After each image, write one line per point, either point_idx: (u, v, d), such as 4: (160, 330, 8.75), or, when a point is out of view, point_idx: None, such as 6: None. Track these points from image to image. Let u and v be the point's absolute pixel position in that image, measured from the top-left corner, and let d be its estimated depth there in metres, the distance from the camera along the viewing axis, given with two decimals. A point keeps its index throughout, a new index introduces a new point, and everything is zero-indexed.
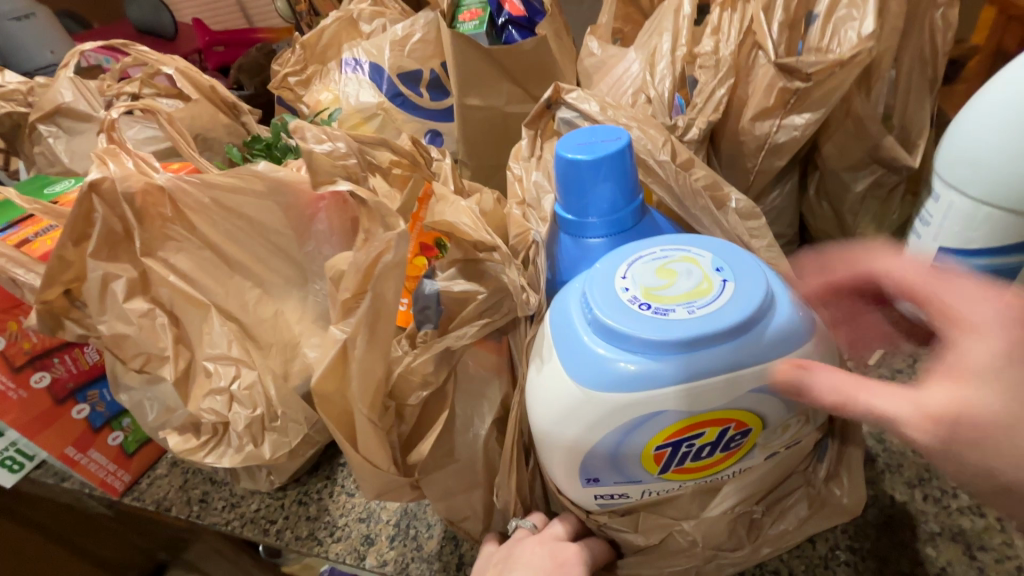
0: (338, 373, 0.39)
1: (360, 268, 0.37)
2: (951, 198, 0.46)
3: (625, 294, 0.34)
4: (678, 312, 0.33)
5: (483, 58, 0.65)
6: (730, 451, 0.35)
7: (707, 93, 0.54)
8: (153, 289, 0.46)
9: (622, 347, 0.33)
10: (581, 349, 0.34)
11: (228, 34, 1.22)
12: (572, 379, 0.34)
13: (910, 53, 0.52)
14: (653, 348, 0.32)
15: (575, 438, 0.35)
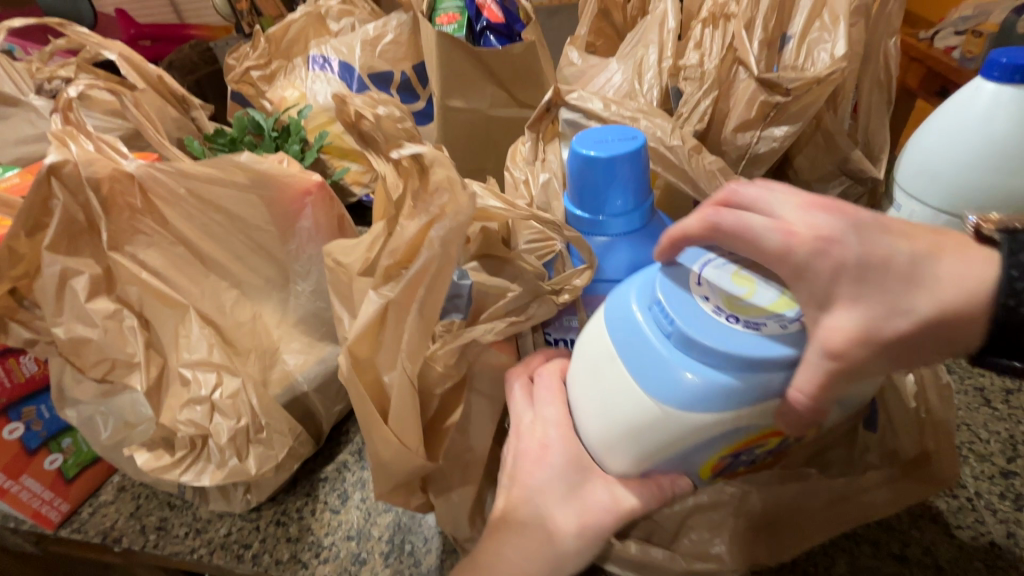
0: (372, 337, 0.37)
1: (410, 234, 0.36)
2: (912, 207, 0.50)
3: (708, 304, 0.32)
4: (768, 326, 0.31)
5: (469, 60, 0.65)
6: (778, 448, 0.37)
7: (692, 103, 0.57)
8: (119, 288, 0.41)
9: (700, 361, 0.31)
10: (660, 360, 0.31)
11: (157, 29, 1.15)
12: (645, 392, 0.32)
13: (869, 77, 0.57)
14: (743, 370, 0.30)
15: (637, 445, 0.34)
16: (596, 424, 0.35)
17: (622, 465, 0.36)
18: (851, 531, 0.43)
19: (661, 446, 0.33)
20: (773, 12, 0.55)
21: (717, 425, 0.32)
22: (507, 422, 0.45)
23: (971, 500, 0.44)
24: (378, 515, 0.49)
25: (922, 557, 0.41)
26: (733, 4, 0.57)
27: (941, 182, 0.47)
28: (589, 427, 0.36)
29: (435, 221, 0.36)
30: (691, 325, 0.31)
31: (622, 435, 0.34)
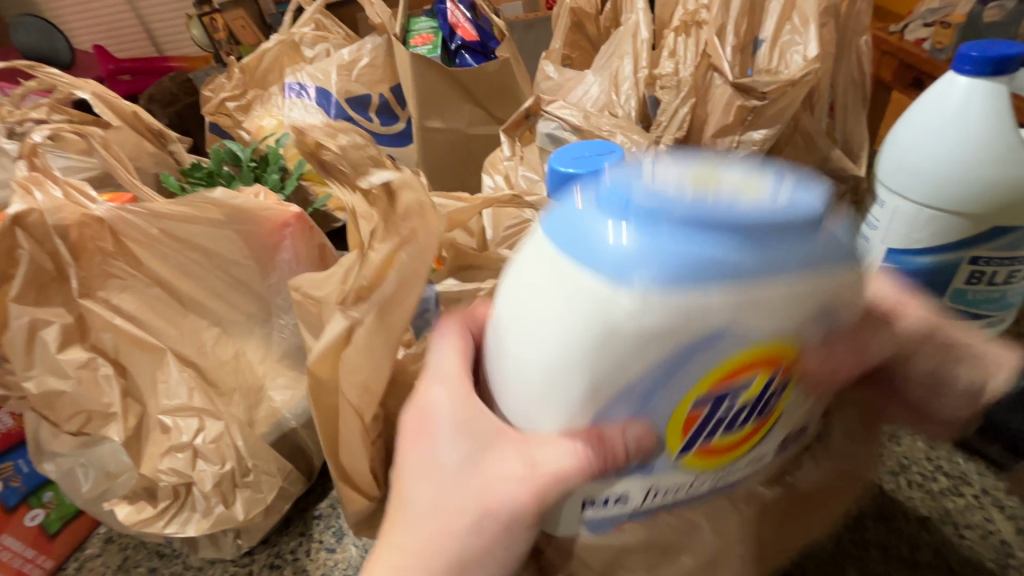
0: (333, 358, 0.36)
1: (380, 256, 0.34)
2: (897, 204, 0.50)
3: (664, 177, 0.24)
4: (743, 196, 0.23)
5: (444, 79, 0.65)
6: (765, 417, 0.28)
7: (670, 111, 0.56)
8: (93, 335, 0.40)
9: (651, 231, 0.22)
10: (588, 228, 0.23)
11: (135, 62, 1.14)
12: (580, 277, 0.23)
13: (844, 75, 0.57)
14: (692, 232, 0.22)
15: (550, 374, 0.25)
16: (512, 354, 0.26)
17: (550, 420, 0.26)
18: (859, 538, 0.42)
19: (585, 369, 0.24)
20: (743, 16, 0.55)
21: (668, 329, 0.22)
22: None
23: (978, 498, 0.43)
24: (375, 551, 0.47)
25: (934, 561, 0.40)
26: (705, 10, 0.57)
27: (924, 178, 0.47)
28: (505, 365, 0.27)
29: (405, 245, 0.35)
30: (632, 187, 0.23)
31: (541, 363, 0.25)
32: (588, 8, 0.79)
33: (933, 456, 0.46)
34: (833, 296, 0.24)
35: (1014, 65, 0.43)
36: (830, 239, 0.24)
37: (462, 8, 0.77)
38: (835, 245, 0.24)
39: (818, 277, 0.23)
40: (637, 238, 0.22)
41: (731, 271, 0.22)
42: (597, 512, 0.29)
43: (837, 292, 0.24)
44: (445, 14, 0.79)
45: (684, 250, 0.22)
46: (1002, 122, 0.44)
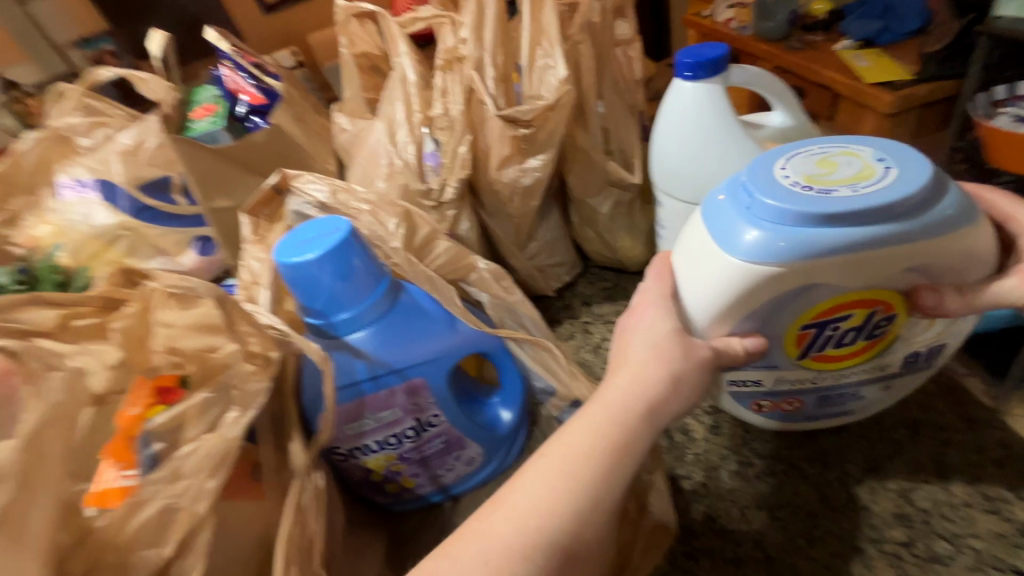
0: None
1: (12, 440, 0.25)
2: (670, 204, 0.52)
3: (788, 180, 0.35)
4: (841, 192, 0.34)
5: (216, 157, 0.60)
6: (872, 339, 0.39)
7: (451, 152, 0.55)
8: None
9: (763, 223, 0.34)
10: (726, 220, 0.36)
11: None
12: (728, 256, 0.35)
13: (608, 86, 0.58)
14: (800, 231, 0.33)
15: (754, 311, 0.37)
16: (682, 304, 0.39)
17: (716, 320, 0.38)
18: (691, 547, 0.42)
19: (779, 307, 0.37)
20: (499, 48, 0.56)
21: (844, 269, 0.34)
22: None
23: (742, 470, 0.46)
24: None
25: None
26: (463, 46, 0.56)
27: (681, 179, 0.50)
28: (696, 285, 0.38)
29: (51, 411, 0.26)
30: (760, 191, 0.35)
31: (752, 322, 0.38)
32: (378, 50, 0.76)
33: (748, 439, 0.48)
34: (920, 254, 0.34)
35: (723, 65, 0.47)
36: (917, 199, 0.33)
37: (241, 74, 0.72)
38: (893, 207, 0.33)
39: (916, 238, 0.33)
40: (759, 234, 0.34)
41: (822, 256, 0.33)
42: (739, 385, 0.42)
43: (932, 247, 0.33)
44: (225, 81, 0.73)
45: (804, 241, 0.33)
46: (725, 118, 0.47)
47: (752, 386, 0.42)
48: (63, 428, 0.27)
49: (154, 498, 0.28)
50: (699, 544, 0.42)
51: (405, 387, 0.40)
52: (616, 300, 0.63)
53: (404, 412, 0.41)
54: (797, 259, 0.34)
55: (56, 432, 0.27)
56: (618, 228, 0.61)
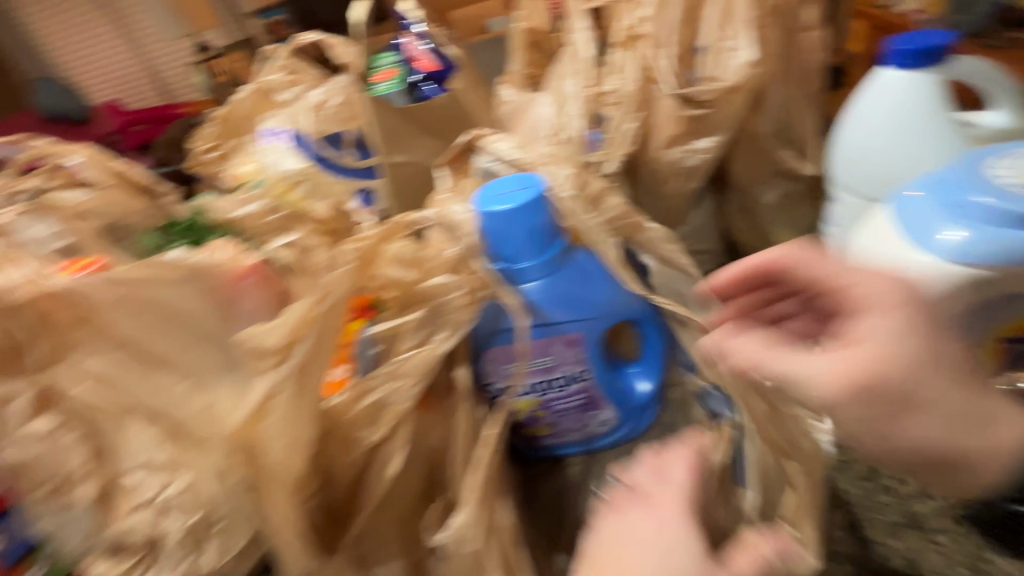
0: (260, 419, 0.30)
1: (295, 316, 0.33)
2: (848, 200, 0.50)
3: (1005, 181, 0.35)
4: None
5: (401, 116, 0.67)
6: None
7: (617, 128, 0.57)
8: (60, 402, 0.42)
9: (969, 222, 0.34)
10: (924, 218, 0.36)
11: (147, 113, 1.18)
12: (921, 252, 0.36)
13: (790, 73, 0.56)
14: (1011, 233, 0.33)
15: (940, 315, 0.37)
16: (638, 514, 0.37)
17: None
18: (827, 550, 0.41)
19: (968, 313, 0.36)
20: (681, 27, 0.55)
21: None
22: (434, 485, 0.39)
23: (892, 488, 0.43)
24: None
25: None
26: (643, 24, 0.57)
27: (870, 174, 0.47)
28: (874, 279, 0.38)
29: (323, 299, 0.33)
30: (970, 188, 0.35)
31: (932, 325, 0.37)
32: (543, 28, 0.80)
33: None
34: None
35: (940, 55, 0.43)
36: None
37: (421, 43, 0.79)
38: None
39: None
40: (964, 232, 0.34)
41: None
42: None
43: None
44: (405, 49, 0.80)
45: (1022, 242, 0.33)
46: (934, 112, 0.44)
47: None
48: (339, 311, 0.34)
49: (376, 388, 0.34)
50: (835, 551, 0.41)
51: (565, 338, 0.43)
52: None
53: (559, 361, 0.44)
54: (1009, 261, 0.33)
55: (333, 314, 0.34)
56: (778, 222, 0.59)
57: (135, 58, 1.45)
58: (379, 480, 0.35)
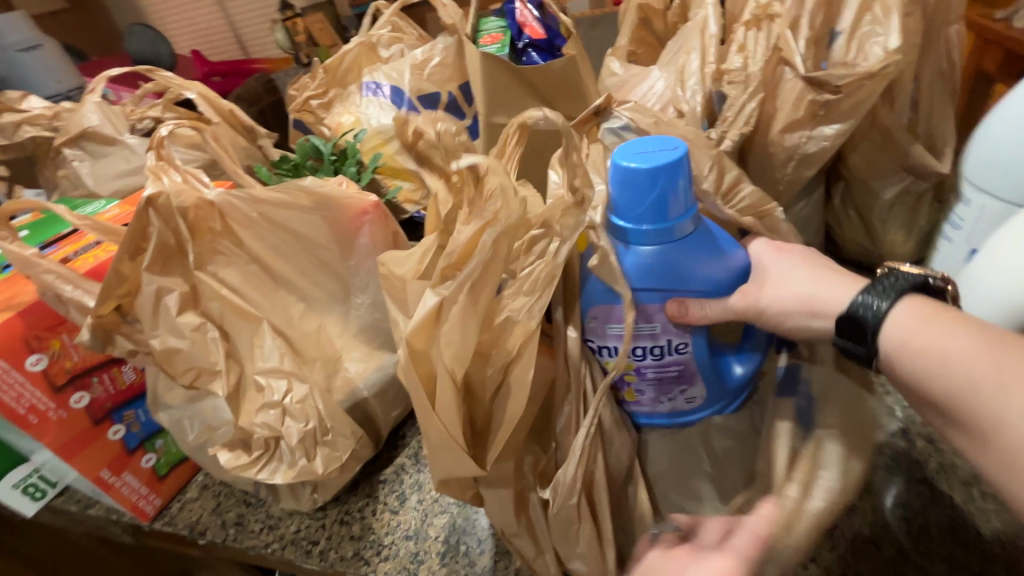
0: (428, 331, 0.35)
1: (463, 237, 0.36)
2: (982, 202, 0.48)
3: None
4: None
5: (513, 78, 0.68)
6: None
7: (737, 106, 0.56)
8: (203, 303, 0.46)
9: None
10: None
11: (225, 66, 1.22)
12: None
13: (930, 67, 0.53)
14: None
15: None
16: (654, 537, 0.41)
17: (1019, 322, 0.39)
18: (924, 548, 0.40)
19: None
20: (820, 8, 0.54)
21: None
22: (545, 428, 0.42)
23: (998, 496, 0.42)
24: (434, 516, 0.51)
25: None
26: (777, 3, 0.56)
27: (1015, 177, 0.45)
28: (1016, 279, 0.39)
29: (487, 225, 0.36)
30: None
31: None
32: (656, 4, 0.79)
33: None
34: None
35: None
36: None
37: (530, 8, 0.79)
38: None
39: None
40: None
41: None
42: None
43: None
44: (515, 14, 0.80)
45: None
46: None
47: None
48: (503, 240, 0.36)
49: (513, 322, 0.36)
50: (932, 547, 0.40)
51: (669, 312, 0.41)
52: None
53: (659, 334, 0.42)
54: None
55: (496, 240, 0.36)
56: (893, 220, 0.57)
57: (218, 5, 1.44)
58: (508, 404, 0.37)
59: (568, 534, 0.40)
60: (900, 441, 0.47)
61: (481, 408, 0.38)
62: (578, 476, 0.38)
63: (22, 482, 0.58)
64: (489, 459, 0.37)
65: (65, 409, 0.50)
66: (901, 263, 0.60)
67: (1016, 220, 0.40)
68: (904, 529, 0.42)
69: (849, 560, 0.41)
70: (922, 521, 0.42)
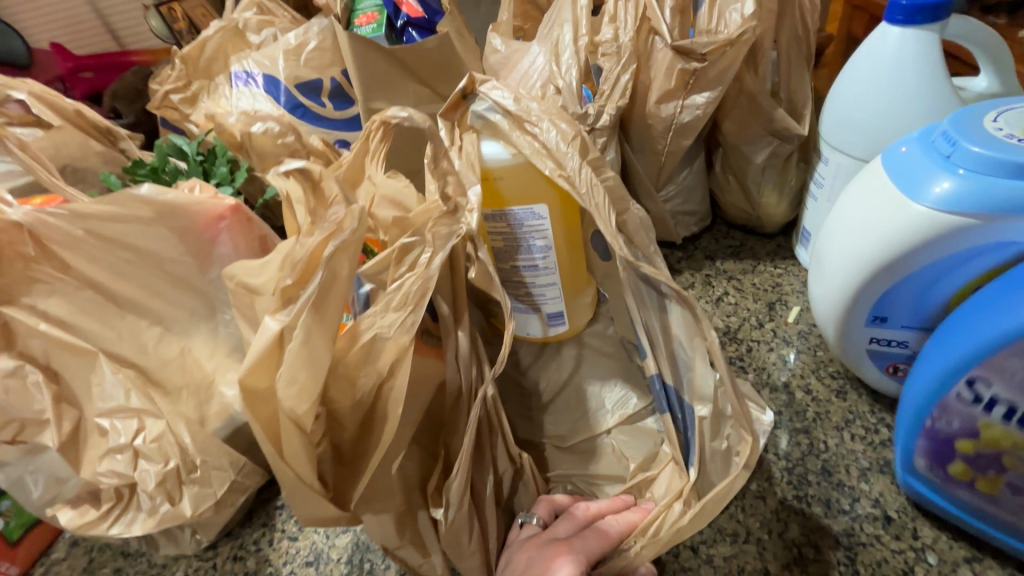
0: (272, 363, 0.29)
1: (307, 248, 0.29)
2: (839, 160, 0.50)
3: (1001, 132, 0.35)
4: None
5: (387, 59, 0.63)
6: None
7: (612, 79, 0.55)
8: (21, 341, 0.40)
9: (950, 171, 0.36)
10: (920, 169, 0.37)
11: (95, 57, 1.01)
12: (916, 205, 0.37)
13: (788, 31, 0.54)
14: (997, 182, 0.34)
15: (912, 276, 0.39)
16: (551, 505, 0.43)
17: (863, 287, 0.40)
18: (802, 493, 0.43)
19: (943, 271, 0.38)
20: None
21: None
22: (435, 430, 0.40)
23: (867, 436, 0.45)
24: (336, 537, 0.48)
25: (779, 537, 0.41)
26: None
27: (865, 135, 0.47)
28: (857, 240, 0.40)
29: (334, 236, 0.28)
30: (963, 138, 0.36)
31: (921, 277, 0.38)
32: None
33: (879, 409, 0.47)
34: None
35: (947, 10, 0.42)
36: None
37: None
38: None
39: None
40: (951, 187, 0.35)
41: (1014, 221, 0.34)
42: (878, 344, 0.43)
43: None
44: None
45: (998, 197, 0.34)
46: (931, 69, 0.44)
47: (894, 347, 0.43)
48: (353, 252, 0.29)
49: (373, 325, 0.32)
50: (810, 492, 0.42)
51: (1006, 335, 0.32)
52: (741, 257, 0.63)
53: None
54: (980, 219, 0.35)
55: (342, 255, 0.29)
56: (767, 182, 0.59)
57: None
58: (382, 428, 0.32)
59: (466, 539, 0.38)
60: (784, 394, 0.49)
61: (352, 432, 0.34)
62: (465, 490, 0.37)
63: None
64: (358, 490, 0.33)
65: None
66: (779, 224, 0.62)
67: (862, 175, 0.42)
68: (786, 479, 0.43)
69: (737, 518, 0.42)
70: (802, 469, 0.44)
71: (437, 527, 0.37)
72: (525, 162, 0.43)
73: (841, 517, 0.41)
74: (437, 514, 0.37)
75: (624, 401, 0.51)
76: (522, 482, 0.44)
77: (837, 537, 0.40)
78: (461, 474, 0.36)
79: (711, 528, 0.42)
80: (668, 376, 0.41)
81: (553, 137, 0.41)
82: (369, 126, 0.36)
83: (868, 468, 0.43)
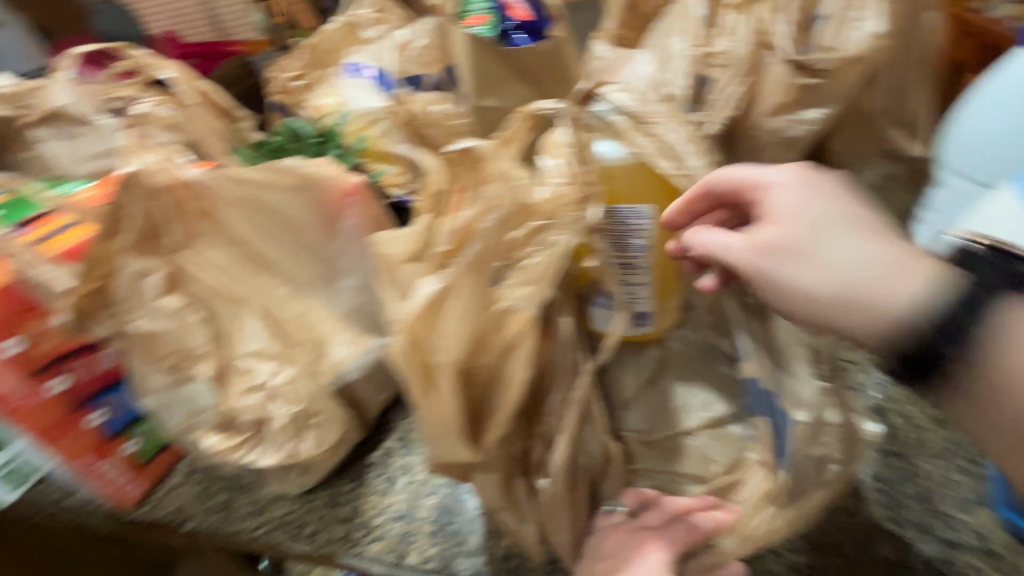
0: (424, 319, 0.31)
1: (464, 220, 0.34)
2: (957, 185, 0.49)
3: None
4: None
5: (498, 59, 0.67)
6: None
7: (721, 91, 0.56)
8: (186, 286, 0.46)
9: None
10: None
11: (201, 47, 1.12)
12: None
13: (909, 53, 0.54)
14: None
15: None
16: (634, 495, 0.44)
17: None
18: (898, 514, 0.42)
19: None
20: None
21: None
22: (537, 408, 0.42)
23: (969, 467, 0.44)
24: (424, 497, 0.52)
25: (872, 556, 0.41)
26: None
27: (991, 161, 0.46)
28: None
29: (491, 209, 0.34)
30: None
31: None
32: None
33: None
34: None
35: None
36: None
37: None
38: None
39: None
40: None
41: None
42: None
43: None
44: None
45: None
46: None
47: None
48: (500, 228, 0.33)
49: (505, 296, 0.34)
50: (905, 514, 0.42)
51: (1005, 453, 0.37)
52: None
53: None
54: None
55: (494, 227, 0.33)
56: None
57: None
58: (505, 393, 0.35)
59: (561, 511, 0.40)
60: (879, 416, 0.48)
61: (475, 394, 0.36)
62: (567, 463, 0.39)
63: (2, 468, 0.59)
64: (479, 446, 0.35)
65: (42, 394, 0.48)
66: None
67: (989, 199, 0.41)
68: (880, 500, 0.43)
69: (827, 530, 0.42)
70: (897, 491, 0.43)
71: (537, 496, 0.40)
72: (636, 154, 0.44)
73: (940, 545, 0.40)
74: (539, 484, 0.40)
75: (711, 404, 0.51)
76: (611, 470, 0.45)
77: (932, 561, 0.40)
78: (565, 448, 0.39)
79: (800, 538, 0.42)
80: (766, 379, 0.41)
81: (672, 138, 0.44)
82: (514, 117, 0.38)
83: (970, 498, 0.42)
